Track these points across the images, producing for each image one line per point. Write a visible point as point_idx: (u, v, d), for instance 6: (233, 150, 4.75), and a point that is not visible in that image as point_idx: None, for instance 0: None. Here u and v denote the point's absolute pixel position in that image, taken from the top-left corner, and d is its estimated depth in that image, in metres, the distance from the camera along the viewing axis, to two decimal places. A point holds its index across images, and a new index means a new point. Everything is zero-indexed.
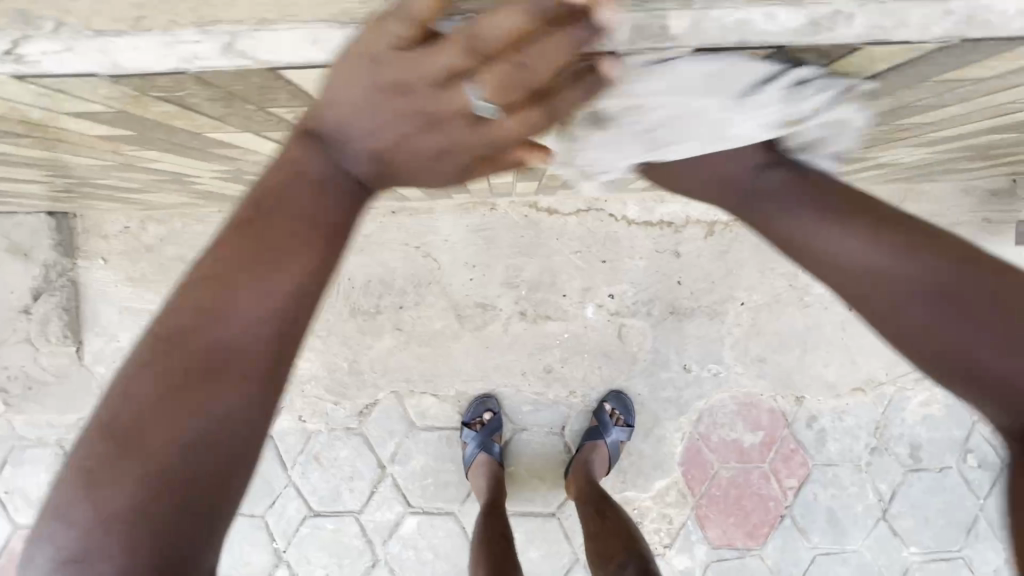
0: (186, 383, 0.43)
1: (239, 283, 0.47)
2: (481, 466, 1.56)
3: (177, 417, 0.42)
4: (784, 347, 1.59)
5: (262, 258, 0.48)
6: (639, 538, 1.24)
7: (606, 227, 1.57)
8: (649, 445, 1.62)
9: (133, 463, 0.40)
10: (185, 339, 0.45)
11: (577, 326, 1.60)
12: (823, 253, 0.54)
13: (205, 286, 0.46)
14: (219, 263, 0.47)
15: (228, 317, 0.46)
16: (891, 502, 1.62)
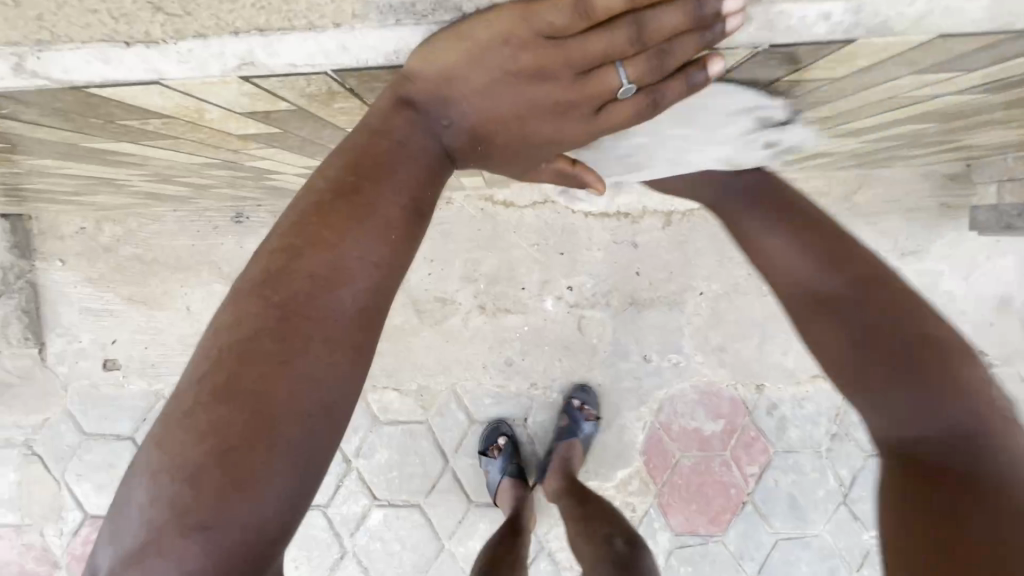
0: (249, 441, 0.43)
1: (287, 332, 0.46)
2: (507, 491, 1.57)
3: (258, 449, 0.44)
4: (744, 335, 1.59)
5: (308, 306, 0.48)
6: (622, 516, 1.36)
7: (563, 219, 1.56)
8: (610, 435, 1.63)
9: (223, 497, 0.42)
10: (240, 391, 0.45)
11: (537, 318, 1.60)
12: (782, 264, 0.70)
13: (253, 339, 0.46)
14: (261, 310, 0.47)
15: (281, 368, 0.45)
16: (851, 486, 1.63)
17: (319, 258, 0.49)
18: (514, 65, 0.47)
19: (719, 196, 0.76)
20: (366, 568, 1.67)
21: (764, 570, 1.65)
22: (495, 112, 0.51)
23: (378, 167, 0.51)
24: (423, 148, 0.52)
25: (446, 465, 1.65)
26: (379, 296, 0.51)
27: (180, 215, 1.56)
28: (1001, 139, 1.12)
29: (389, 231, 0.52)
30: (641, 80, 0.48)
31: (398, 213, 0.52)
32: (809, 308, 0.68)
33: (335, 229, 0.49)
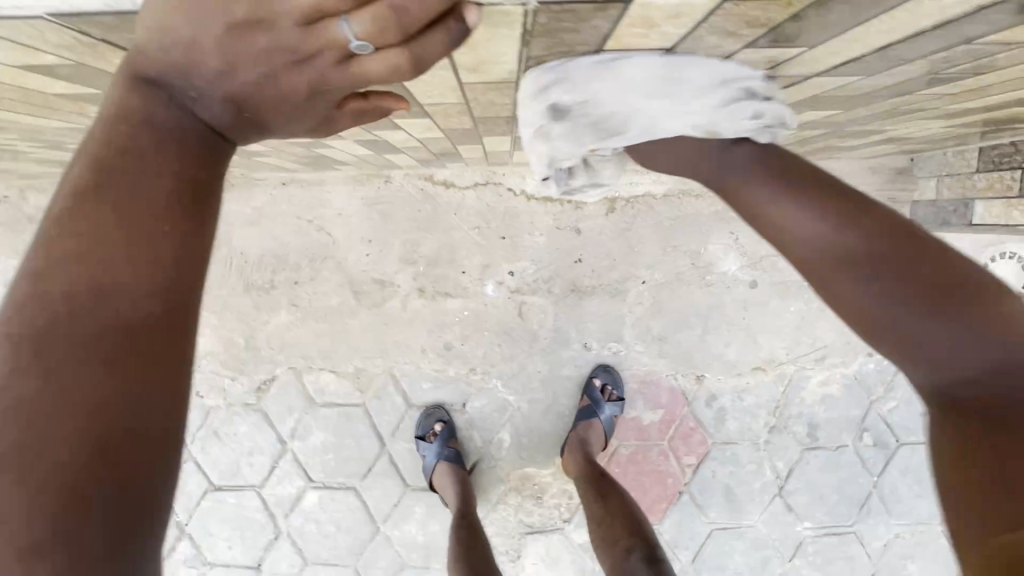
0: (48, 489, 0.36)
1: (46, 358, 0.39)
2: (445, 475, 1.54)
3: (54, 491, 0.36)
4: (685, 325, 1.57)
5: (73, 321, 0.40)
6: (639, 515, 1.25)
7: (505, 202, 1.52)
8: (548, 423, 1.61)
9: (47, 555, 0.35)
10: (4, 444, 0.36)
11: (477, 303, 1.57)
12: (794, 228, 0.62)
13: (9, 381, 0.38)
14: (12, 345, 0.39)
15: (43, 398, 0.38)
16: (787, 478, 1.64)
17: (88, 266, 0.42)
18: (228, 20, 0.39)
19: (718, 167, 0.67)
20: (302, 549, 1.66)
21: (698, 559, 1.66)
22: (241, 76, 0.43)
23: (129, 159, 0.45)
24: (175, 133, 0.47)
25: (382, 449, 1.63)
26: (179, 284, 0.45)
27: None
28: (932, 134, 1.10)
29: (173, 219, 0.46)
30: (370, 36, 0.38)
31: (177, 200, 0.46)
32: (829, 272, 0.60)
33: (112, 231, 0.43)
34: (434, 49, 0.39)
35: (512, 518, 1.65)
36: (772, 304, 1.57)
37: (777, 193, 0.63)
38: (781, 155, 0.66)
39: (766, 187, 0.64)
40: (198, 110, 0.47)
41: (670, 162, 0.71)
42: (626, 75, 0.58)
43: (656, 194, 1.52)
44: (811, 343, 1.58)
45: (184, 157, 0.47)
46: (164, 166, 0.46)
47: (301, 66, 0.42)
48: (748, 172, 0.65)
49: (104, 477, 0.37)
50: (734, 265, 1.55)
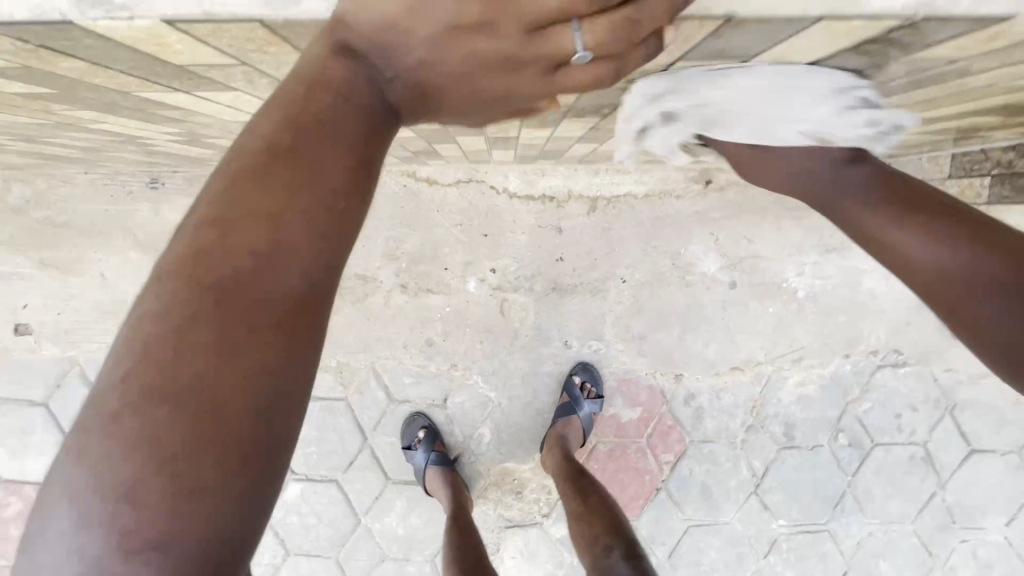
0: (184, 452, 0.35)
1: (217, 315, 0.38)
2: (436, 478, 1.55)
3: (179, 475, 0.35)
4: (663, 325, 1.59)
5: (224, 297, 0.38)
6: (621, 517, 1.23)
7: (487, 200, 1.54)
8: (528, 419, 1.63)
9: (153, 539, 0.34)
10: (165, 391, 0.36)
11: (459, 300, 1.58)
12: (863, 225, 0.71)
13: (177, 326, 0.37)
14: (189, 292, 0.38)
15: (210, 358, 0.37)
16: (763, 476, 1.66)
17: (258, 227, 0.40)
18: (457, 8, 0.41)
19: (794, 168, 0.77)
20: (284, 539, 1.68)
21: (674, 554, 1.69)
22: (440, 69, 0.44)
23: (311, 118, 0.43)
24: (360, 99, 0.45)
25: (364, 443, 1.65)
26: (331, 272, 0.42)
27: (93, 177, 1.51)
28: (905, 141, 1.11)
29: (335, 196, 0.43)
30: (600, 43, 0.41)
31: (346, 173, 0.43)
32: (896, 263, 0.67)
33: (272, 193, 0.41)
34: (638, 59, 0.43)
35: (492, 512, 1.67)
36: (750, 305, 1.58)
37: (875, 206, 0.70)
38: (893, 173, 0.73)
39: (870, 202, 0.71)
40: (388, 85, 0.46)
41: (773, 173, 0.80)
42: (746, 89, 0.65)
43: (637, 194, 1.53)
44: (789, 344, 1.60)
45: (363, 125, 0.45)
46: (344, 135, 0.44)
47: (513, 73, 0.44)
48: (856, 185, 0.73)
49: (226, 478, 0.36)
50: (714, 266, 1.56)
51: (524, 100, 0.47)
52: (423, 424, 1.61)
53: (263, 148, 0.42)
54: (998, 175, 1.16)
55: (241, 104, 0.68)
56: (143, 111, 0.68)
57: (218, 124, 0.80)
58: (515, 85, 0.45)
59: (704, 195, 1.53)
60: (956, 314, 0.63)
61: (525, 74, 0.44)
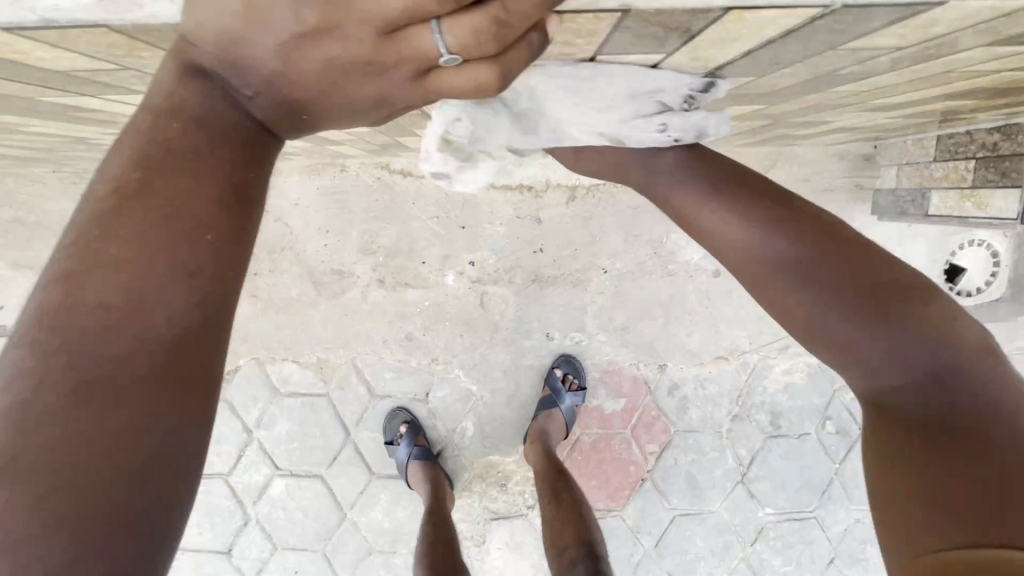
0: (66, 512, 0.37)
1: (76, 374, 0.41)
2: (416, 473, 1.55)
3: (59, 504, 0.37)
4: (647, 315, 1.56)
5: (104, 330, 0.42)
6: (593, 528, 1.26)
7: (463, 191, 1.50)
8: (511, 412, 1.62)
9: (40, 565, 0.36)
10: (20, 467, 0.37)
11: (438, 293, 1.56)
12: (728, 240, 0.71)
13: (30, 398, 0.39)
14: (42, 364, 0.41)
15: (71, 416, 0.39)
16: (749, 465, 1.65)
17: (123, 278, 0.44)
18: (297, 24, 0.42)
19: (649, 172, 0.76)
20: (271, 535, 1.68)
21: (661, 543, 1.68)
22: (303, 76, 0.45)
23: (171, 166, 0.48)
24: (219, 137, 0.49)
25: (347, 438, 1.64)
26: (209, 298, 0.47)
27: (61, 176, 1.49)
28: (886, 123, 1.06)
29: (205, 229, 0.48)
30: (463, 49, 0.40)
31: (216, 210, 0.49)
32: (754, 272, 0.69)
33: (142, 243, 0.45)
34: (518, 59, 0.43)
35: (477, 504, 1.66)
36: (734, 293, 1.55)
37: (709, 197, 0.73)
38: (728, 172, 0.74)
39: (702, 193, 0.74)
40: (247, 105, 0.49)
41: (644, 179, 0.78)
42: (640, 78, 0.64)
43: (617, 182, 1.49)
44: (774, 333, 1.58)
45: (229, 160, 0.50)
46: (205, 172, 0.49)
47: (384, 77, 0.45)
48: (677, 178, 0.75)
49: (116, 489, 0.39)
50: (697, 254, 1.53)
51: (402, 99, 0.48)
52: (405, 419, 1.60)
53: (114, 209, 0.46)
54: (984, 157, 1.11)
55: None
56: (60, 113, 0.66)
57: None
58: (389, 86, 0.46)
59: None
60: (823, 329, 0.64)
61: (394, 78, 0.45)
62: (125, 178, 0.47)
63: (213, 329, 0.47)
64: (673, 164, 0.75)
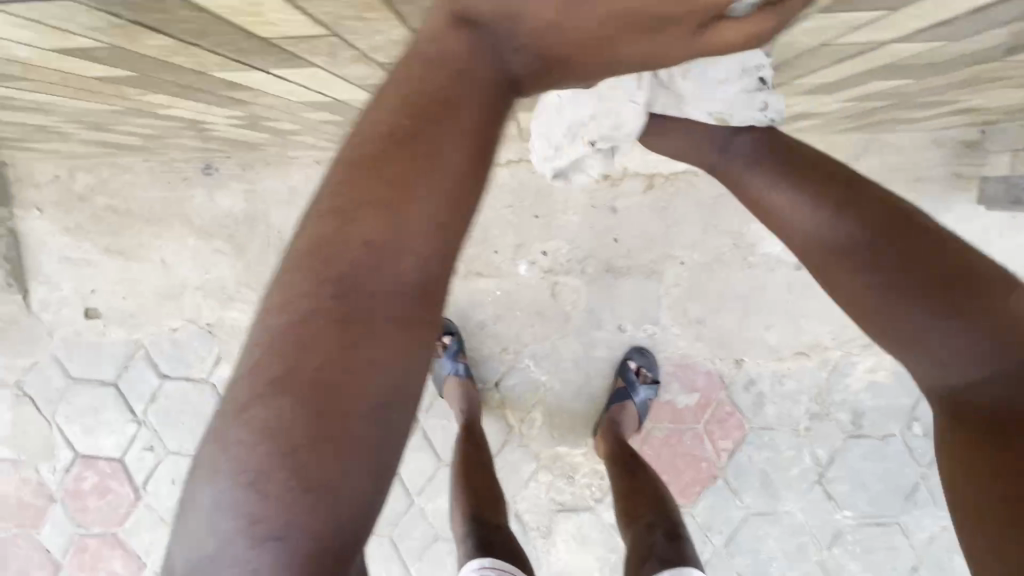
0: (330, 439, 0.44)
1: (351, 318, 0.47)
2: (449, 384, 1.55)
3: (321, 413, 0.44)
4: (724, 308, 1.52)
5: (361, 269, 0.47)
6: (671, 506, 1.21)
7: (538, 180, 1.49)
8: (580, 404, 1.60)
9: (301, 463, 0.43)
10: (299, 377, 0.45)
11: (510, 283, 1.55)
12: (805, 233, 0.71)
13: (305, 326, 0.46)
14: (315, 290, 0.47)
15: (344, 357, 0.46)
16: (828, 465, 1.59)
17: (378, 224, 0.48)
18: None
19: (739, 169, 0.78)
20: None
21: (732, 542, 1.64)
22: (577, 34, 0.48)
23: (423, 120, 0.49)
24: (471, 101, 0.50)
25: (416, 425, 1.65)
26: (448, 257, 0.49)
27: (150, 164, 1.54)
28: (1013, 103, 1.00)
29: (448, 188, 0.49)
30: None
31: (464, 175, 0.50)
32: (828, 261, 0.69)
33: (400, 199, 0.48)
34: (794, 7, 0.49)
35: (544, 496, 1.66)
36: (817, 286, 1.49)
37: (793, 189, 0.73)
38: (791, 155, 0.75)
39: (778, 180, 0.74)
40: (508, 58, 0.50)
41: (687, 150, 0.80)
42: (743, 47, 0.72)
43: (697, 170, 1.45)
44: (859, 328, 1.51)
45: (477, 110, 0.51)
46: (457, 130, 0.50)
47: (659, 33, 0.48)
48: (757, 165, 0.76)
49: (360, 415, 0.45)
50: (779, 246, 1.48)
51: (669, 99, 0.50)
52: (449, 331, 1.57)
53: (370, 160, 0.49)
54: None
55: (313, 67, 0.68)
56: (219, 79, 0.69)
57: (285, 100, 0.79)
58: (654, 47, 0.49)
59: None
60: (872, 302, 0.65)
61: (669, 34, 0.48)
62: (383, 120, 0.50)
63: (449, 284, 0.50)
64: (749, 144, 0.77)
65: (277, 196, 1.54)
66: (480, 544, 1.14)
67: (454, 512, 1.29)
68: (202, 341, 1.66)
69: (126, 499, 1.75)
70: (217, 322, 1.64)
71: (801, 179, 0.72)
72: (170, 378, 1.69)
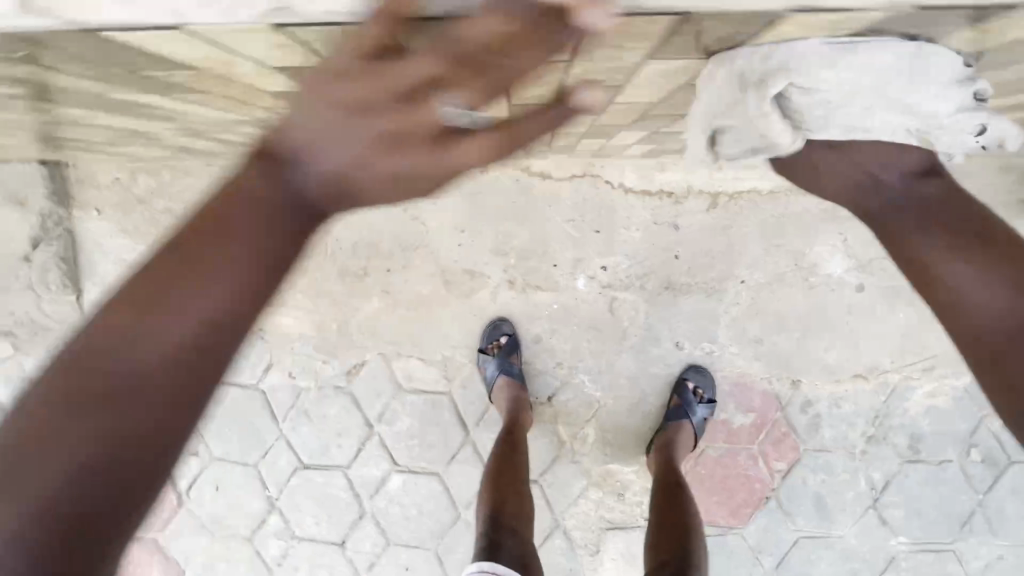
0: (49, 548, 0.41)
1: (127, 398, 0.46)
2: (503, 389, 1.54)
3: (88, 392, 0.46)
4: (784, 328, 1.51)
5: (162, 282, 0.52)
6: (693, 543, 1.18)
7: (602, 195, 1.48)
8: (634, 420, 1.59)
9: (74, 430, 0.44)
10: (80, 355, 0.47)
11: (568, 297, 1.54)
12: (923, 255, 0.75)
13: (97, 319, 0.49)
14: (140, 283, 0.52)
15: (96, 457, 0.44)
16: (882, 490, 1.57)
17: (213, 254, 0.54)
18: None
19: (912, 200, 0.78)
20: (384, 530, 1.70)
21: (783, 565, 1.62)
22: None
23: (226, 241, 0.55)
24: (268, 225, 0.58)
25: (466, 437, 1.64)
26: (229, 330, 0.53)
27: (212, 169, 1.55)
28: None
29: (247, 250, 0.56)
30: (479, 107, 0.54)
31: (232, 299, 0.54)
32: (968, 283, 0.69)
33: (176, 294, 0.51)
34: None
35: (593, 512, 1.64)
36: (879, 309, 1.48)
37: (966, 248, 0.71)
38: (976, 212, 0.75)
39: (967, 249, 0.71)
40: None
41: (838, 183, 0.84)
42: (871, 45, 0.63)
43: (762, 190, 1.44)
44: (919, 352, 1.50)
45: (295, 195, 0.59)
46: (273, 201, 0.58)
47: None
48: (936, 216, 0.76)
49: (160, 425, 0.47)
50: (841, 267, 1.47)
51: None
52: (506, 332, 1.56)
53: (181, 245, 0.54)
54: None
55: None
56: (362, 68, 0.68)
57: None
58: None
59: None
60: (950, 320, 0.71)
61: None
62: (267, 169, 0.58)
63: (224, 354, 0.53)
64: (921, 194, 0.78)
65: None
66: (485, 547, 1.21)
67: (477, 516, 1.37)
68: (254, 347, 1.65)
69: (168, 504, 1.75)
70: (270, 327, 1.63)
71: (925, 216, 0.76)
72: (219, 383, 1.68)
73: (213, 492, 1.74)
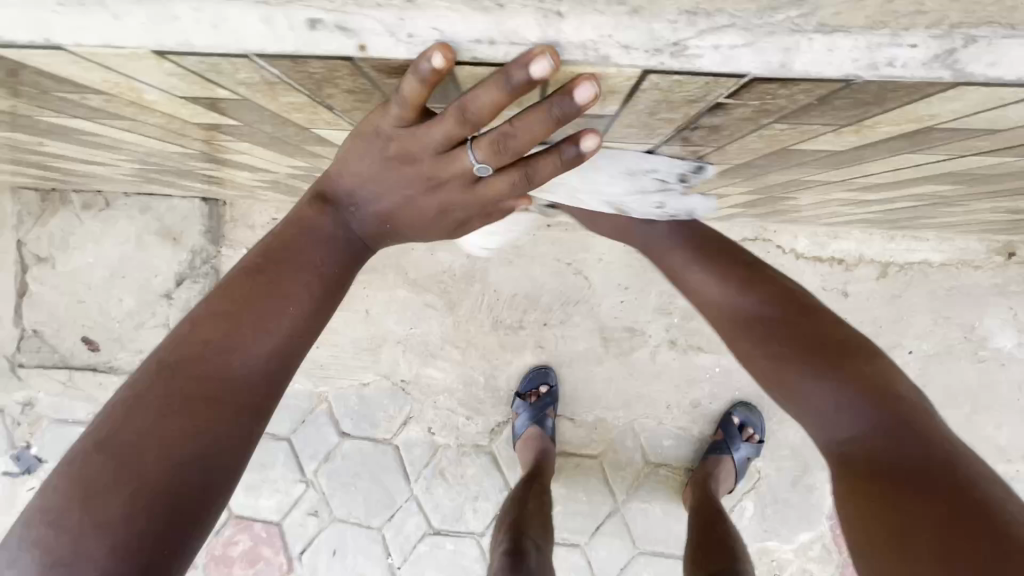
0: (150, 514, 0.41)
1: (205, 406, 0.46)
2: (532, 440, 1.48)
3: (194, 412, 0.46)
4: (955, 402, 1.49)
5: (244, 302, 0.51)
6: (744, 558, 1.15)
7: (772, 259, 1.46)
8: (797, 494, 1.51)
9: (184, 429, 0.45)
10: (209, 351, 0.48)
11: (731, 361, 1.50)
12: (692, 286, 0.71)
13: (235, 332, 0.50)
14: (228, 284, 0.53)
15: (179, 473, 0.43)
16: None
17: (275, 276, 0.53)
18: None
19: (643, 236, 0.73)
20: None
21: None
22: None
23: (287, 243, 0.54)
24: (333, 251, 0.55)
25: (614, 506, 1.55)
26: (285, 362, 0.52)
27: None
28: None
29: (292, 293, 0.53)
30: (494, 160, 0.43)
31: (300, 319, 0.53)
32: (727, 325, 0.68)
33: (257, 304, 0.51)
34: None
35: None
36: None
37: (690, 258, 0.71)
38: (730, 244, 0.73)
39: (685, 252, 0.71)
40: None
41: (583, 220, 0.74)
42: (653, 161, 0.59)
43: (933, 262, 1.45)
44: None
45: (338, 253, 0.56)
46: (324, 236, 0.55)
47: None
48: (665, 240, 0.71)
49: (201, 427, 0.45)
50: (1009, 341, 1.47)
51: None
52: (548, 382, 1.52)
53: (268, 253, 0.54)
54: None
55: (959, 168, 0.58)
56: (846, 160, 0.57)
57: (779, 178, 0.71)
58: None
59: (1004, 267, 1.45)
60: (804, 406, 0.58)
61: None
62: (418, 221, 0.54)
63: (289, 382, 0.52)
64: (667, 231, 0.71)
65: (501, 256, 1.51)
66: (516, 556, 1.13)
67: (494, 539, 1.29)
68: (393, 398, 1.57)
69: (277, 569, 1.60)
70: (413, 378, 1.57)
71: (715, 258, 0.70)
72: (350, 436, 1.59)
73: (329, 558, 1.60)
